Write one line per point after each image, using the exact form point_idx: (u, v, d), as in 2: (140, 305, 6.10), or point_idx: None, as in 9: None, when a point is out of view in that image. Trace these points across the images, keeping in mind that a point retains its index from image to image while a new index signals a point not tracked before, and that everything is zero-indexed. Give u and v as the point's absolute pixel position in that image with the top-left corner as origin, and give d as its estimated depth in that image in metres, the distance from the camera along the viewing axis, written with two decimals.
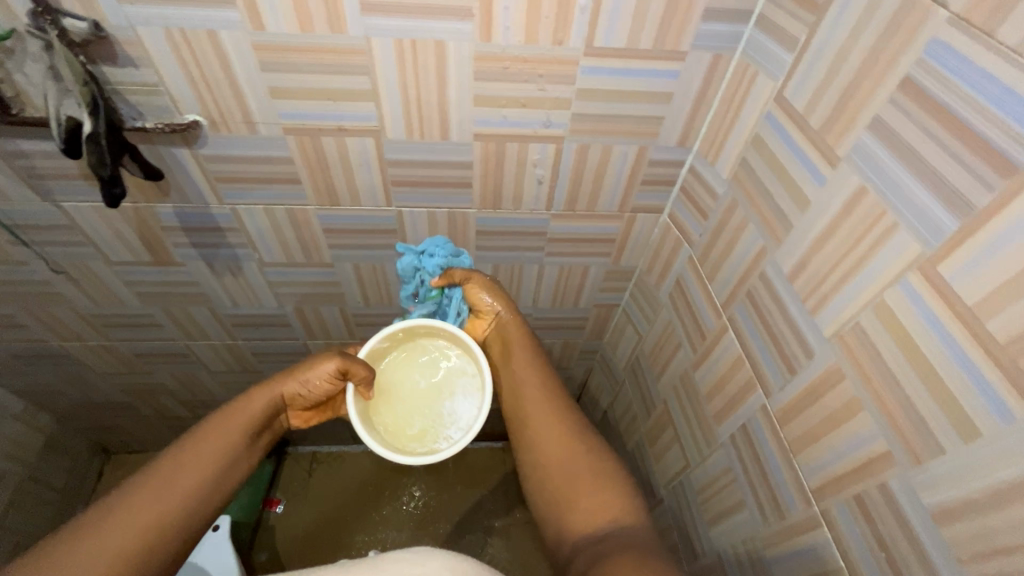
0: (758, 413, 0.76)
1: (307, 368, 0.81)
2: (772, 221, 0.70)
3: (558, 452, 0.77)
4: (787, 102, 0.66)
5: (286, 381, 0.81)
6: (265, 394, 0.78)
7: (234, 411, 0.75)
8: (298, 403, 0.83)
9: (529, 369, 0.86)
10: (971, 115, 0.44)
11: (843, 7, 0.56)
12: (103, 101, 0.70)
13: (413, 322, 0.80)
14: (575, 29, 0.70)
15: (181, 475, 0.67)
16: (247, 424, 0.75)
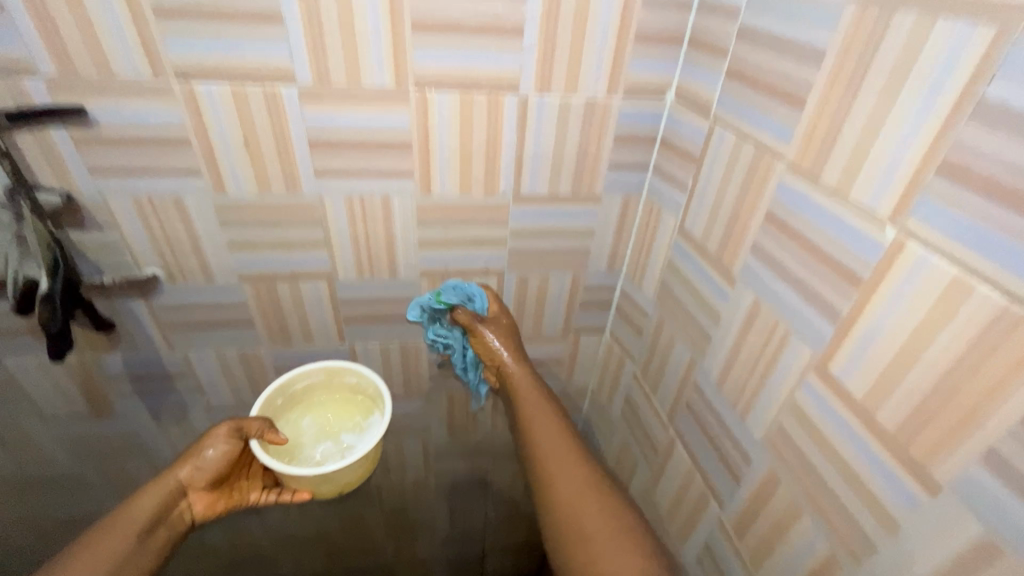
0: (717, 528, 0.75)
1: (194, 450, 0.77)
2: (695, 335, 0.77)
3: (595, 560, 0.69)
4: (688, 233, 0.76)
5: (173, 472, 0.76)
6: (149, 494, 0.73)
7: (117, 518, 0.71)
8: (197, 482, 0.76)
9: (563, 433, 0.83)
10: (820, 239, 0.53)
11: (713, 159, 0.69)
12: (65, 261, 0.74)
13: (284, 380, 0.83)
14: (503, 181, 0.81)
15: None
16: (128, 532, 0.69)
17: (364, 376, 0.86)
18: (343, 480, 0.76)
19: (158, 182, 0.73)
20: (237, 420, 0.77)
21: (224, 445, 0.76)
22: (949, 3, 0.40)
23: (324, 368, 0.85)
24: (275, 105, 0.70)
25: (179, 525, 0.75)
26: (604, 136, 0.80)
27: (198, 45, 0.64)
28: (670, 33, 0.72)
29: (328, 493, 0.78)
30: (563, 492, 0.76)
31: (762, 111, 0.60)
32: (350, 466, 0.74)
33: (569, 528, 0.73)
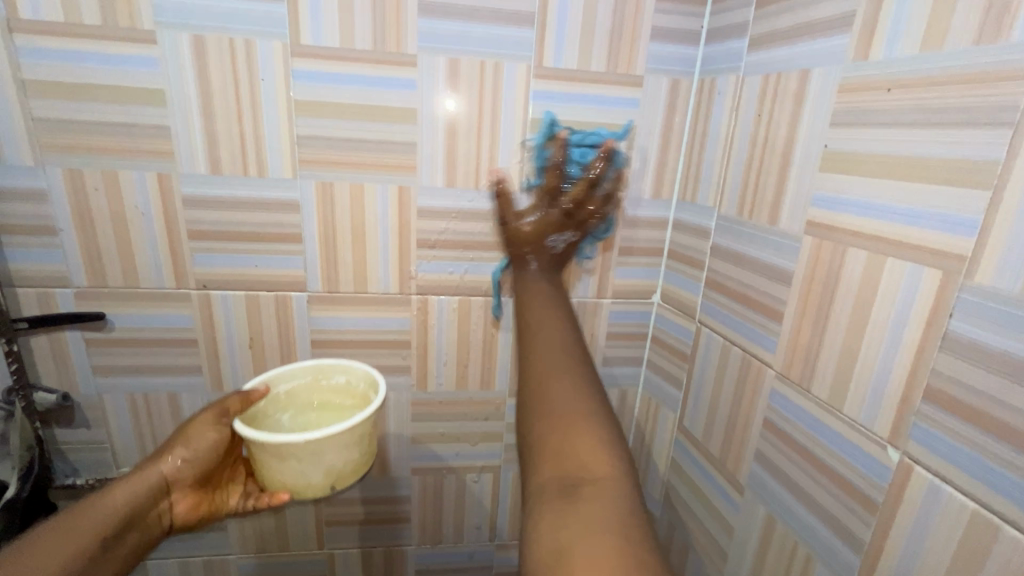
0: None
1: (178, 445, 0.60)
2: (707, 547, 0.71)
3: (586, 468, 0.47)
4: (688, 431, 0.75)
5: (157, 466, 0.58)
6: (128, 487, 0.55)
7: (78, 511, 0.50)
8: (186, 478, 0.59)
9: (560, 322, 0.69)
10: (826, 455, 0.53)
11: (704, 361, 0.72)
12: (41, 461, 0.72)
13: (260, 375, 0.66)
14: (499, 375, 0.83)
15: None
16: (72, 559, 0.47)
17: (356, 371, 0.70)
18: (342, 467, 0.62)
19: (160, 379, 0.75)
20: (220, 399, 0.62)
21: (214, 430, 0.61)
22: (896, 249, 0.47)
23: (313, 367, 0.70)
24: (285, 309, 0.75)
25: (151, 532, 0.56)
26: (596, 333, 0.83)
27: (223, 259, 0.71)
28: (651, 247, 0.80)
29: (317, 491, 0.62)
30: (535, 388, 0.60)
31: (744, 321, 0.64)
32: (345, 432, 0.59)
33: (561, 421, 0.53)
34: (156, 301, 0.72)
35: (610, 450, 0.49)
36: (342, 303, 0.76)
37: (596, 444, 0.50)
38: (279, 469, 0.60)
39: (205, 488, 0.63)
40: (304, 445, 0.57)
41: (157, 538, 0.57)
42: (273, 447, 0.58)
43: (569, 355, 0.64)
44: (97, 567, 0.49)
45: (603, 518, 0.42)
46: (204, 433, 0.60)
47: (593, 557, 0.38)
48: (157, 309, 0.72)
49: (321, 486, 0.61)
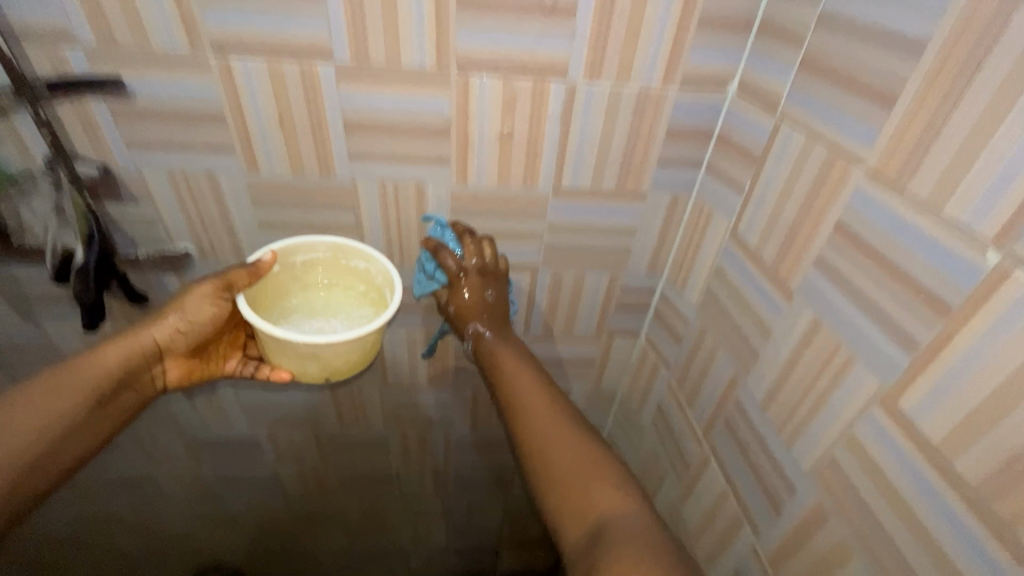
0: (749, 555, 0.70)
1: (174, 312, 0.69)
2: (739, 348, 0.72)
3: (587, 505, 0.60)
4: (741, 238, 0.71)
5: (153, 329, 0.69)
6: (120, 348, 0.67)
7: (78, 366, 0.65)
8: (178, 349, 0.71)
9: (520, 363, 0.77)
10: (898, 257, 0.48)
11: (778, 157, 0.63)
12: (104, 236, 0.74)
13: (280, 244, 0.72)
14: (543, 172, 0.77)
15: (2, 425, 0.59)
16: (82, 392, 0.64)
17: (376, 263, 0.75)
18: (336, 365, 0.70)
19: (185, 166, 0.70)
20: (225, 274, 0.69)
21: (214, 305, 0.69)
22: None
23: (332, 245, 0.75)
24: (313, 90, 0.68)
25: (144, 388, 0.71)
26: (654, 136, 0.74)
27: (235, 17, 0.61)
28: (735, 24, 0.66)
29: (314, 377, 0.72)
30: (524, 438, 0.69)
31: (839, 107, 0.54)
32: (342, 342, 0.67)
33: (565, 483, 0.62)
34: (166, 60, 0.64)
35: (587, 456, 0.64)
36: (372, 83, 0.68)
37: (560, 413, 0.70)
38: (276, 354, 0.69)
39: (195, 356, 0.75)
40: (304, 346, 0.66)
41: (147, 397, 0.72)
42: (278, 342, 0.66)
43: (550, 391, 0.73)
44: (99, 427, 0.67)
45: (613, 490, 0.60)
46: (202, 305, 0.68)
47: (607, 493, 0.60)
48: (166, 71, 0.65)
49: (313, 373, 0.71)
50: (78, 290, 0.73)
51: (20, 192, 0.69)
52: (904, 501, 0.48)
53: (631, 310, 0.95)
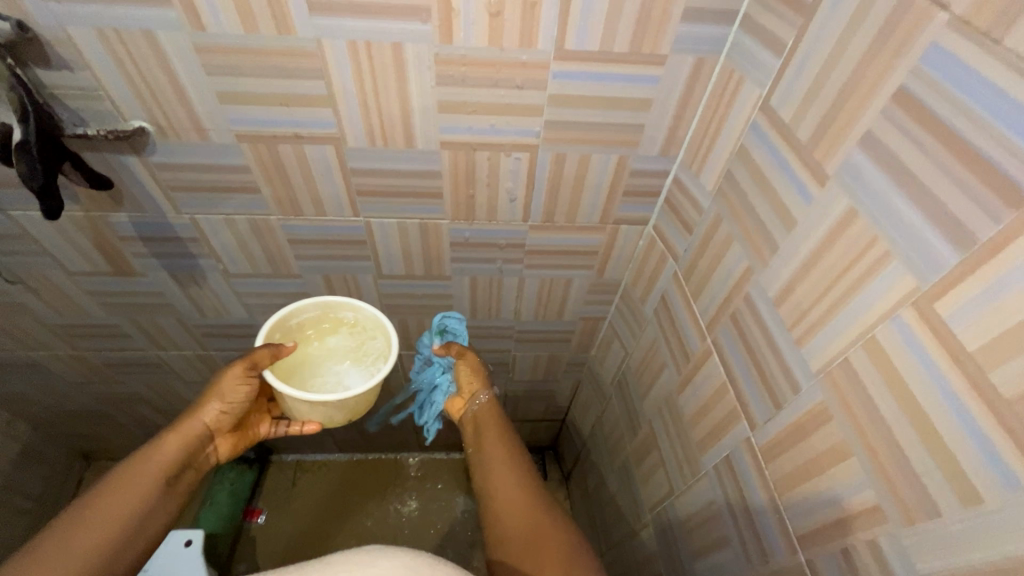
0: (741, 445, 0.70)
1: (216, 398, 0.77)
2: (756, 240, 0.65)
3: (511, 511, 0.73)
4: (773, 111, 0.60)
5: (199, 415, 0.77)
6: (177, 436, 0.74)
7: (146, 453, 0.71)
8: (224, 428, 0.79)
9: (503, 441, 0.82)
10: (971, 132, 0.39)
11: (833, 7, 0.51)
12: (39, 108, 0.65)
13: (279, 321, 0.78)
14: (543, 31, 0.64)
15: (86, 522, 0.62)
16: (158, 475, 0.69)
17: (363, 311, 0.81)
18: (356, 407, 0.77)
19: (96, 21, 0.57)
20: (251, 353, 0.74)
21: (246, 382, 0.77)
22: None
23: (322, 305, 0.81)
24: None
25: (202, 464, 0.77)
26: None
27: None
28: None
29: (342, 421, 0.79)
30: (497, 500, 0.75)
31: None
32: (361, 393, 0.73)
33: (524, 536, 0.70)
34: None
35: (527, 504, 0.73)
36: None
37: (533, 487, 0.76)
38: (302, 410, 0.75)
39: (236, 428, 0.82)
40: (331, 403, 0.72)
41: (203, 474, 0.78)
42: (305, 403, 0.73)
43: (511, 444, 0.81)
44: (171, 500, 0.71)
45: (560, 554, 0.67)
46: (236, 386, 0.77)
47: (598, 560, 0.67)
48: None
49: (343, 421, 0.78)
50: (25, 173, 0.66)
51: None
52: (922, 410, 0.44)
53: (641, 192, 0.86)
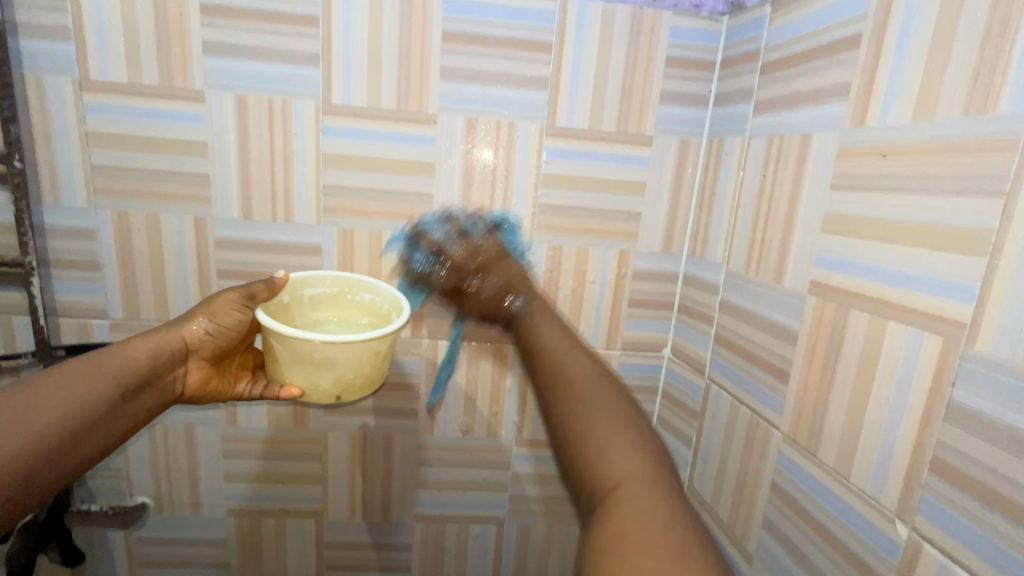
0: (814, 536, 0.53)
1: (203, 312, 0.60)
2: (770, 279, 0.60)
3: (587, 438, 0.44)
4: (759, 153, 0.63)
5: (182, 327, 0.59)
6: (151, 339, 0.57)
7: (105, 355, 0.54)
8: (204, 350, 0.61)
9: (546, 323, 0.61)
10: (939, 72, 0.43)
11: (788, 50, 0.59)
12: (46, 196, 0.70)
13: (290, 275, 0.64)
14: (534, 111, 0.70)
15: (31, 400, 0.48)
16: (111, 378, 0.53)
17: (382, 293, 0.65)
18: (351, 379, 0.59)
19: (160, 107, 0.68)
20: (248, 285, 0.61)
21: (239, 311, 0.60)
22: None
23: (340, 279, 0.66)
24: (291, 24, 0.66)
25: (163, 391, 0.59)
26: (654, 61, 0.70)
27: None
28: None
29: (324, 398, 0.60)
30: (548, 372, 0.53)
31: None
32: (362, 343, 0.56)
33: (563, 395, 0.49)
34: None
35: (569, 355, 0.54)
36: (348, 7, 0.66)
37: (600, 375, 0.50)
38: (285, 363, 0.58)
39: (218, 361, 0.63)
40: (320, 347, 0.55)
41: (165, 405, 0.60)
42: (294, 343, 0.56)
43: (572, 339, 0.58)
44: (115, 420, 0.54)
45: (599, 413, 0.45)
46: (228, 310, 0.60)
47: (640, 515, 0.36)
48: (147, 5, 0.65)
49: (327, 392, 0.59)
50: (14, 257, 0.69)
51: None
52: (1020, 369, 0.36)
53: (654, 289, 0.78)
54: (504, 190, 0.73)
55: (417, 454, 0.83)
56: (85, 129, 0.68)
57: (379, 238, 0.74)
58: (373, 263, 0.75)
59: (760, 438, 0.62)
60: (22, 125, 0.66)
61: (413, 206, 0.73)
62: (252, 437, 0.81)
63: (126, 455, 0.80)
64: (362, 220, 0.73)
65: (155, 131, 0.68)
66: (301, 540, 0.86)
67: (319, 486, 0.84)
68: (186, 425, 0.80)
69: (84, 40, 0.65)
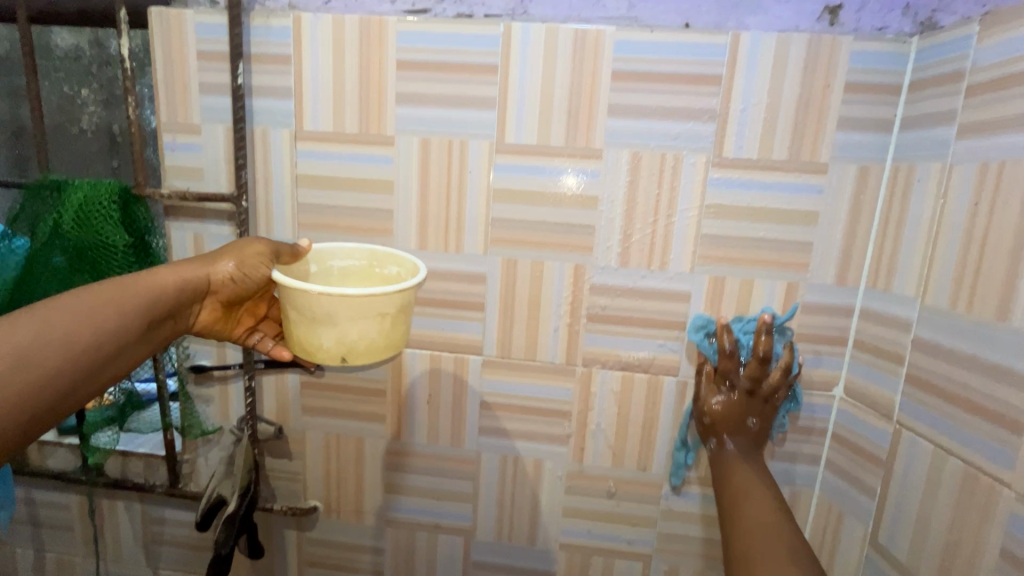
0: None
1: (231, 255, 0.65)
2: (993, 317, 0.54)
3: None
4: (969, 179, 0.58)
5: (211, 266, 0.64)
6: (179, 274, 0.62)
7: (147, 279, 0.60)
8: (224, 293, 0.66)
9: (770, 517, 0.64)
10: None
11: (1006, 71, 0.55)
12: (258, 228, 0.81)
13: (318, 246, 0.69)
14: (700, 142, 0.71)
15: (91, 317, 0.53)
16: (151, 306, 0.59)
17: (406, 264, 0.68)
18: (353, 339, 0.62)
19: (357, 152, 0.77)
20: (277, 243, 0.66)
21: (264, 266, 0.65)
22: None
23: (367, 252, 0.69)
24: (474, 73, 0.73)
25: (179, 322, 0.65)
26: (832, 88, 0.68)
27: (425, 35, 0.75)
28: None
29: (329, 357, 0.63)
30: (737, 549, 0.62)
31: None
32: (360, 299, 0.59)
33: None
34: (356, 50, 0.74)
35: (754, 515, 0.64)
36: (524, 55, 0.71)
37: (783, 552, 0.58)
38: (297, 318, 0.62)
39: (231, 306, 0.69)
40: (318, 299, 0.59)
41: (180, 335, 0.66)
42: (294, 297, 0.61)
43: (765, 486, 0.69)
44: (140, 340, 0.59)
45: None
46: (256, 262, 0.65)
47: None
48: (354, 62, 0.74)
49: (330, 351, 0.63)
50: None
51: (204, 219, 0.82)
52: None
53: (826, 324, 0.74)
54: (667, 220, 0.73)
55: (564, 481, 0.84)
56: (296, 173, 0.78)
57: (541, 268, 0.77)
58: (533, 291, 0.78)
59: (978, 494, 0.55)
60: (249, 170, 0.78)
61: (573, 238, 0.75)
62: (412, 453, 0.86)
63: (303, 462, 0.89)
64: (524, 251, 0.77)
65: (352, 173, 0.77)
66: (451, 556, 0.89)
67: (470, 505, 0.87)
68: (356, 437, 0.87)
69: (303, 97, 0.76)
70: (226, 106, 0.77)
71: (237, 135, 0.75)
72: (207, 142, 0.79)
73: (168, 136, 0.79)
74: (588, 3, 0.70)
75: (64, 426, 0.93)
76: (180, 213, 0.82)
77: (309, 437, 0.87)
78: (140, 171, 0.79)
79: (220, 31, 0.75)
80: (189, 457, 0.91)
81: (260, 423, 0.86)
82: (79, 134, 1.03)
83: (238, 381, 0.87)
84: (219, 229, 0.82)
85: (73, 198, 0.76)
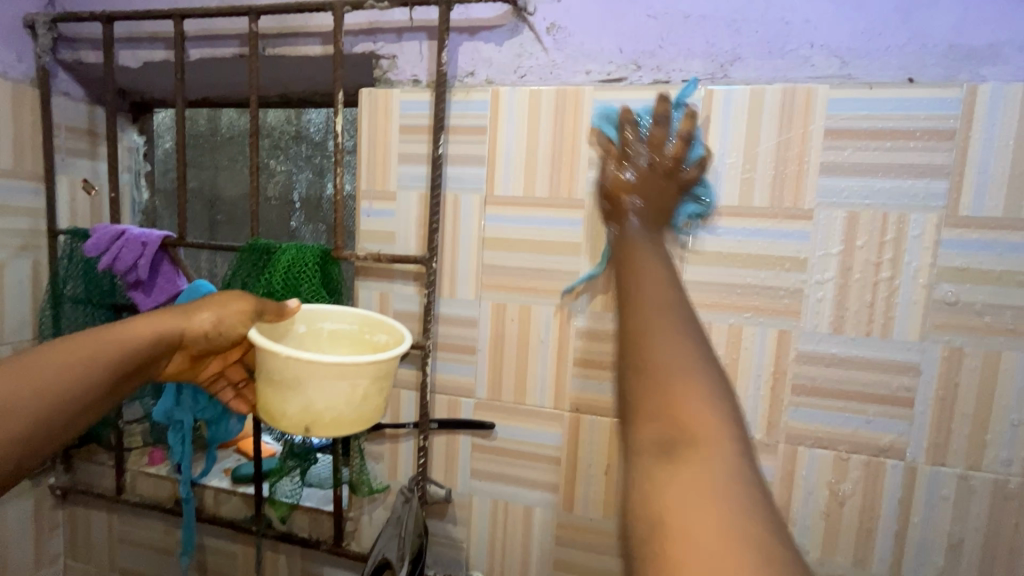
0: None
1: (211, 310, 0.66)
2: None
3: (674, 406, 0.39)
4: None
5: (187, 320, 0.65)
6: (155, 326, 0.62)
7: (121, 331, 0.60)
8: (198, 347, 0.67)
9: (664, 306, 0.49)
10: None
11: None
12: (440, 288, 0.83)
13: (313, 308, 0.72)
14: (933, 200, 0.65)
15: (55, 374, 0.53)
16: (129, 359, 0.60)
17: (393, 334, 0.69)
18: (318, 408, 0.62)
19: (549, 214, 0.78)
20: (261, 301, 0.68)
21: (241, 326, 0.66)
22: None
23: (360, 317, 0.72)
24: (673, 134, 0.72)
25: (152, 371, 0.65)
26: None
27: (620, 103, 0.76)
28: None
29: (293, 425, 0.64)
30: (637, 319, 0.49)
31: None
32: (324, 366, 0.60)
33: (674, 401, 0.40)
34: (551, 119, 0.76)
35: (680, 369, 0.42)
36: (727, 120, 0.70)
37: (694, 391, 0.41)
38: (268, 384, 0.64)
39: (201, 358, 0.70)
40: (286, 364, 0.61)
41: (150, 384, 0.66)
42: (267, 360, 0.63)
43: (700, 350, 0.45)
44: (115, 388, 0.59)
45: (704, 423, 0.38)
46: (233, 320, 0.66)
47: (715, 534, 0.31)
48: (548, 128, 0.77)
49: (295, 419, 0.64)
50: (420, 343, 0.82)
51: (391, 278, 0.85)
52: None
53: None
54: (888, 283, 0.67)
55: None
56: (483, 234, 0.80)
57: (741, 331, 0.72)
58: (732, 358, 0.73)
59: None
60: (439, 233, 0.81)
61: (778, 303, 0.71)
62: (585, 528, 0.81)
63: (468, 528, 0.86)
64: (722, 315, 0.73)
65: (541, 234, 0.78)
66: None
67: None
68: (525, 506, 0.83)
69: (496, 163, 0.79)
70: (421, 173, 0.82)
71: (434, 201, 0.79)
72: (402, 207, 0.83)
73: (365, 203, 0.85)
74: (796, 63, 0.69)
75: (239, 475, 0.97)
76: (370, 272, 0.86)
77: (477, 502, 0.85)
78: (340, 236, 0.85)
79: (422, 105, 0.81)
80: (353, 514, 0.91)
81: (429, 484, 0.84)
82: (265, 200, 1.15)
83: (410, 439, 0.87)
84: (405, 290, 0.85)
85: (281, 261, 0.81)
